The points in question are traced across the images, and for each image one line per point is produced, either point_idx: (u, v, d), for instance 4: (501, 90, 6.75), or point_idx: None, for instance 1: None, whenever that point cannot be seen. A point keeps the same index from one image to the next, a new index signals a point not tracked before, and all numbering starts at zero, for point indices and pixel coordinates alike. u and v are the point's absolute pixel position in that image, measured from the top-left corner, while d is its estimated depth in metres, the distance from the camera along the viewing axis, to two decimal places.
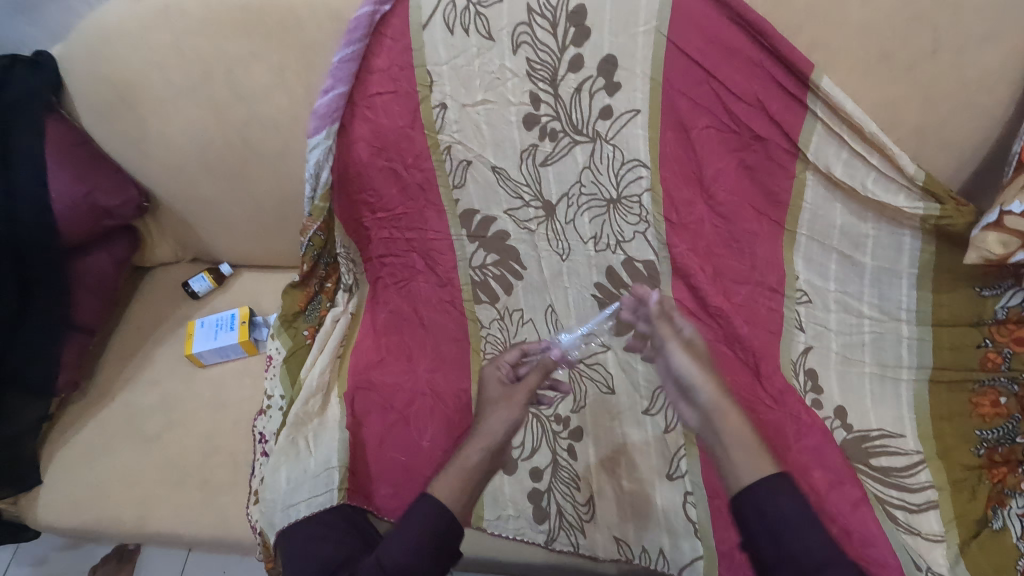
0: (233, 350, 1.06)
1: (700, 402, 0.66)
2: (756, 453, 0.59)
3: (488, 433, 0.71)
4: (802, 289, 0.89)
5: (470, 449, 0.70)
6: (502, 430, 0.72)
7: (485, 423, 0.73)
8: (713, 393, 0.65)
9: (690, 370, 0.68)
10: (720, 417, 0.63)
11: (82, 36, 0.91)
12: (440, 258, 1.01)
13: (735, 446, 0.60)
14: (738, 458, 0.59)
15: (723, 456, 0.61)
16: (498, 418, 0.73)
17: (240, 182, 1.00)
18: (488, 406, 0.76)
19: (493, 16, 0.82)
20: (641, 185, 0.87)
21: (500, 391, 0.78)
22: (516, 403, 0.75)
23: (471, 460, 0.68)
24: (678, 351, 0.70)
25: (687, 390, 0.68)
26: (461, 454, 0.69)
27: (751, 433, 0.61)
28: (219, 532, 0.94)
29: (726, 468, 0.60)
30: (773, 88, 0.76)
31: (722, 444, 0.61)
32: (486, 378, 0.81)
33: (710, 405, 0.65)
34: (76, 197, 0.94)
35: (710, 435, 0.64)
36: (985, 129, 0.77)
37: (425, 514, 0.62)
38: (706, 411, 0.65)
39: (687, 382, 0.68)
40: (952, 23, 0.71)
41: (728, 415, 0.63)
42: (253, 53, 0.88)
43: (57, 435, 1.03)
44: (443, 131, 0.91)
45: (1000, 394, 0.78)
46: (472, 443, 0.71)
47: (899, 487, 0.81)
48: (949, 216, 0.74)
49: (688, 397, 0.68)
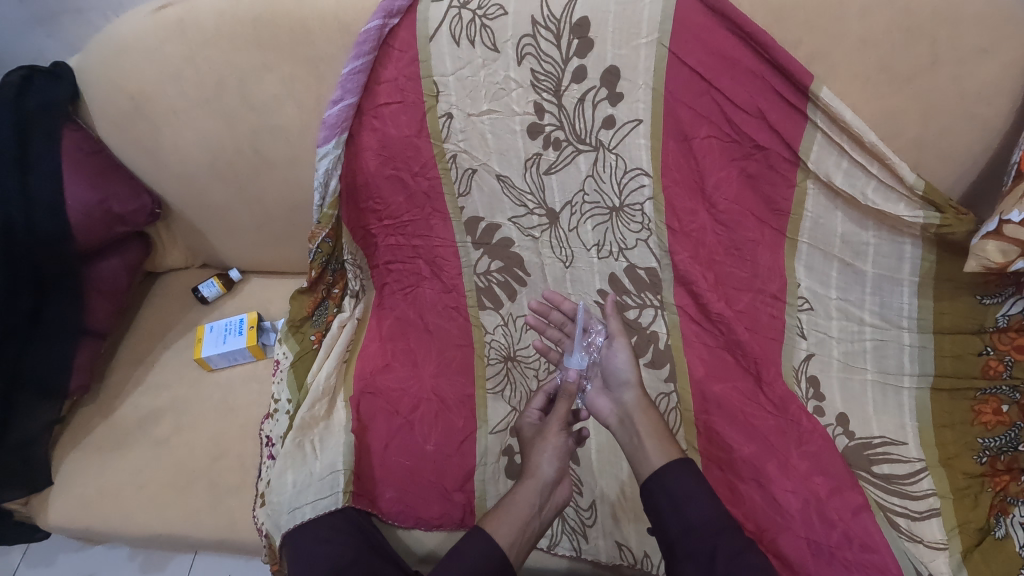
0: (240, 355, 1.08)
1: (625, 400, 0.76)
2: (665, 443, 0.68)
3: (539, 473, 0.75)
4: (804, 296, 0.90)
5: (521, 489, 0.73)
6: (551, 466, 0.75)
7: (533, 464, 0.76)
8: (634, 397, 0.75)
9: (627, 369, 0.77)
10: (638, 414, 0.73)
11: (100, 47, 0.94)
12: (445, 264, 1.02)
13: (648, 439, 0.69)
14: (650, 447, 0.68)
15: (636, 445, 0.70)
16: (544, 456, 0.76)
17: (250, 190, 1.02)
18: (531, 448, 0.79)
19: (499, 28, 0.84)
20: (644, 194, 0.90)
21: (535, 430, 0.83)
22: (551, 435, 0.78)
23: (522, 498, 0.72)
24: (621, 352, 0.79)
25: (618, 387, 0.78)
26: (513, 496, 0.72)
27: (662, 431, 0.70)
28: (225, 533, 0.95)
29: (637, 455, 0.69)
30: (774, 98, 0.77)
31: (638, 435, 0.71)
32: (521, 426, 0.85)
33: (632, 404, 0.74)
34: (91, 203, 0.96)
35: (626, 427, 0.73)
36: (985, 139, 0.78)
37: (482, 555, 0.65)
38: (629, 407, 0.74)
39: (621, 381, 0.77)
40: (949, 35, 0.72)
41: (645, 413, 0.73)
42: (265, 65, 0.90)
43: (68, 437, 1.04)
44: (449, 140, 0.93)
45: (1003, 401, 0.79)
46: (523, 483, 0.74)
47: (901, 494, 0.81)
48: (949, 224, 0.74)
49: (617, 393, 0.77)
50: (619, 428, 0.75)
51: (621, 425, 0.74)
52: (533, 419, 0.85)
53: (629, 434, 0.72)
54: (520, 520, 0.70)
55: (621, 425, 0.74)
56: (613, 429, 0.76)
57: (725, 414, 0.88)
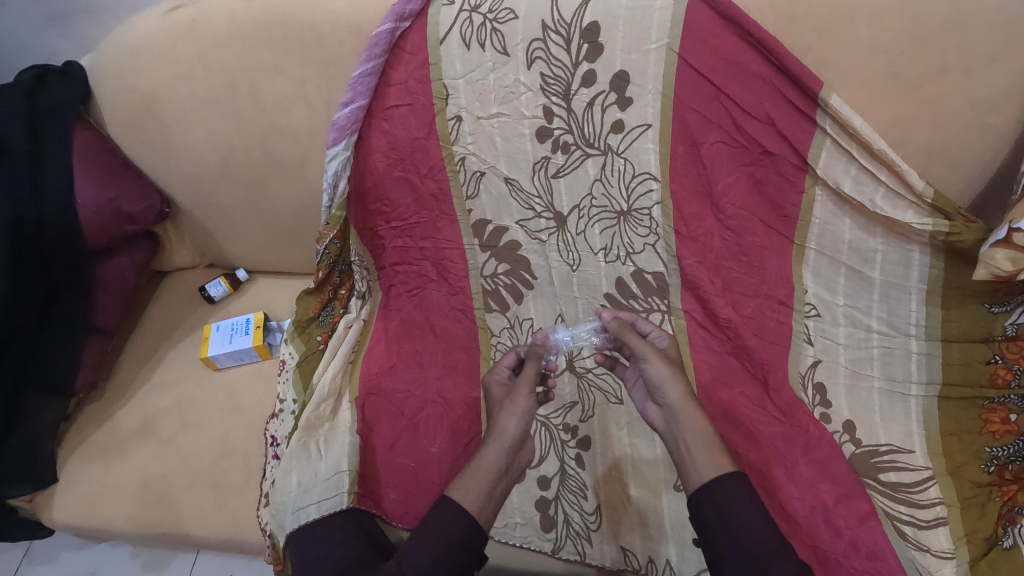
0: (247, 354, 1.08)
1: (668, 402, 0.69)
2: (720, 452, 0.64)
3: (502, 433, 0.69)
4: (811, 303, 0.90)
5: (486, 452, 0.68)
6: (515, 425, 0.70)
7: (497, 425, 0.70)
8: (681, 398, 0.68)
9: (662, 371, 0.70)
10: (685, 419, 0.66)
11: (112, 48, 0.95)
12: (452, 266, 1.02)
13: (697, 448, 0.64)
14: (700, 459, 0.64)
15: (685, 454, 0.65)
16: (510, 416, 0.70)
17: (259, 190, 1.03)
18: (496, 409, 0.73)
19: (509, 32, 0.84)
20: (651, 199, 0.90)
21: (505, 392, 0.76)
22: (520, 395, 0.73)
23: (487, 461, 0.67)
24: (654, 359, 0.71)
25: (657, 391, 0.71)
26: (475, 459, 0.68)
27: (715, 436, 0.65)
28: (229, 533, 0.95)
29: (687, 465, 0.65)
30: (783, 104, 0.78)
31: (685, 443, 0.66)
32: (489, 386, 0.79)
33: (676, 406, 0.68)
34: (100, 202, 0.96)
35: (673, 433, 0.68)
36: (994, 147, 0.78)
37: (448, 523, 0.62)
38: (674, 411, 0.68)
39: (657, 385, 0.70)
40: (959, 42, 0.72)
41: (693, 417, 0.66)
42: (275, 66, 0.90)
43: (74, 434, 1.05)
44: (458, 143, 0.93)
45: (1010, 411, 0.79)
46: (486, 446, 0.69)
47: (908, 503, 0.81)
48: (957, 232, 0.74)
49: (660, 397, 0.70)
50: (668, 433, 0.69)
51: (669, 428, 0.69)
52: (502, 377, 0.79)
53: (676, 439, 0.67)
54: (486, 482, 0.66)
55: (670, 428, 0.69)
56: (662, 435, 0.70)
57: (731, 420, 0.87)
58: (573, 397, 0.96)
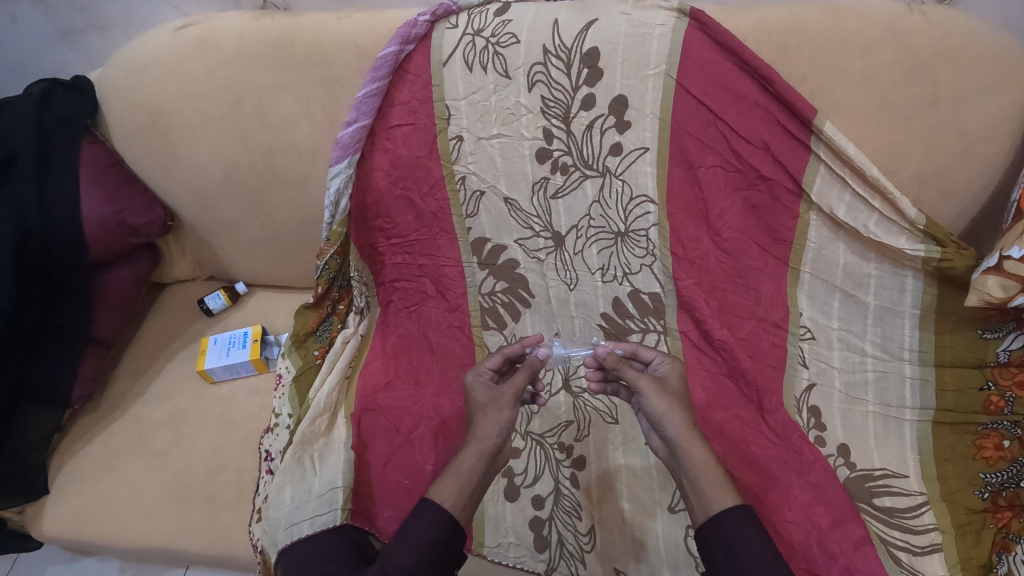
0: (243, 368, 1.08)
1: (668, 435, 0.70)
2: (722, 483, 0.64)
3: (483, 438, 0.69)
4: (805, 326, 0.91)
5: (464, 456, 0.68)
6: (494, 433, 0.70)
7: (476, 429, 0.71)
8: (682, 430, 0.69)
9: (660, 404, 0.71)
10: (688, 450, 0.67)
11: (121, 64, 0.97)
12: (450, 283, 1.03)
13: (703, 478, 0.65)
14: (705, 489, 0.64)
15: (690, 486, 0.66)
16: (491, 423, 0.71)
17: (260, 205, 1.04)
18: (476, 412, 0.74)
19: (511, 56, 0.86)
20: (648, 220, 0.91)
21: (488, 396, 0.75)
22: (504, 403, 0.73)
23: (467, 464, 0.67)
24: (652, 393, 0.72)
25: (657, 424, 0.71)
26: (465, 461, 0.68)
27: (717, 467, 0.65)
28: (221, 548, 0.95)
29: (693, 497, 0.65)
30: (778, 131, 0.79)
31: (691, 477, 0.66)
32: (469, 387, 0.78)
33: (676, 439, 0.68)
34: (105, 215, 0.98)
35: (677, 467, 0.69)
36: (985, 176, 0.80)
37: (437, 528, 0.62)
38: (674, 445, 0.69)
39: (657, 419, 0.71)
40: (951, 73, 0.74)
41: (693, 451, 0.67)
42: (281, 85, 0.92)
43: (67, 447, 1.04)
44: (458, 162, 0.94)
45: (1004, 437, 0.78)
46: (466, 448, 0.69)
47: (903, 528, 0.80)
48: (949, 258, 0.76)
49: (660, 431, 0.71)
50: (671, 463, 0.71)
51: (671, 458, 0.71)
52: (484, 380, 0.79)
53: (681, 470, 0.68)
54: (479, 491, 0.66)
55: (674, 460, 0.70)
56: (667, 465, 0.72)
57: (727, 442, 0.87)
58: (569, 416, 0.96)
